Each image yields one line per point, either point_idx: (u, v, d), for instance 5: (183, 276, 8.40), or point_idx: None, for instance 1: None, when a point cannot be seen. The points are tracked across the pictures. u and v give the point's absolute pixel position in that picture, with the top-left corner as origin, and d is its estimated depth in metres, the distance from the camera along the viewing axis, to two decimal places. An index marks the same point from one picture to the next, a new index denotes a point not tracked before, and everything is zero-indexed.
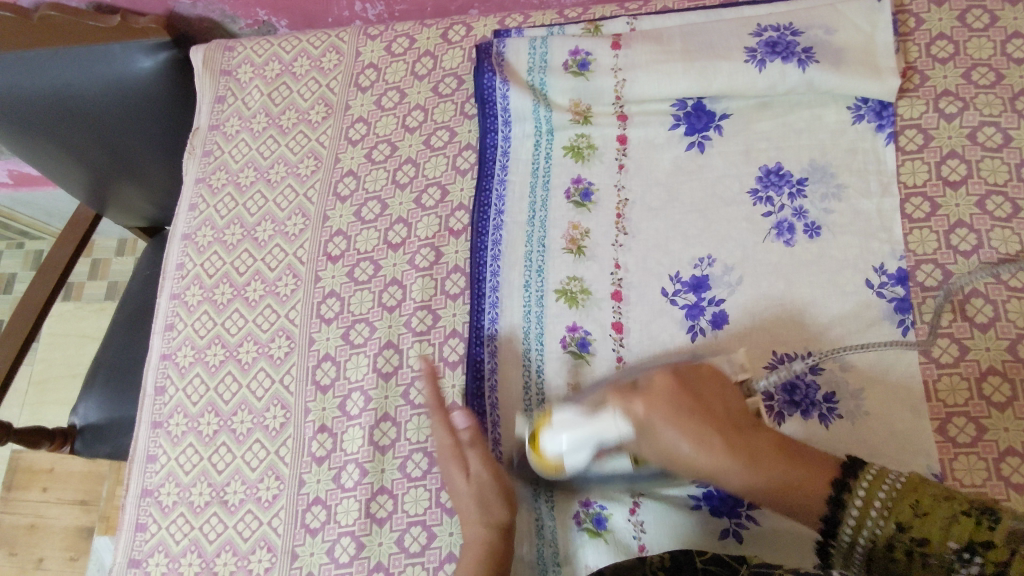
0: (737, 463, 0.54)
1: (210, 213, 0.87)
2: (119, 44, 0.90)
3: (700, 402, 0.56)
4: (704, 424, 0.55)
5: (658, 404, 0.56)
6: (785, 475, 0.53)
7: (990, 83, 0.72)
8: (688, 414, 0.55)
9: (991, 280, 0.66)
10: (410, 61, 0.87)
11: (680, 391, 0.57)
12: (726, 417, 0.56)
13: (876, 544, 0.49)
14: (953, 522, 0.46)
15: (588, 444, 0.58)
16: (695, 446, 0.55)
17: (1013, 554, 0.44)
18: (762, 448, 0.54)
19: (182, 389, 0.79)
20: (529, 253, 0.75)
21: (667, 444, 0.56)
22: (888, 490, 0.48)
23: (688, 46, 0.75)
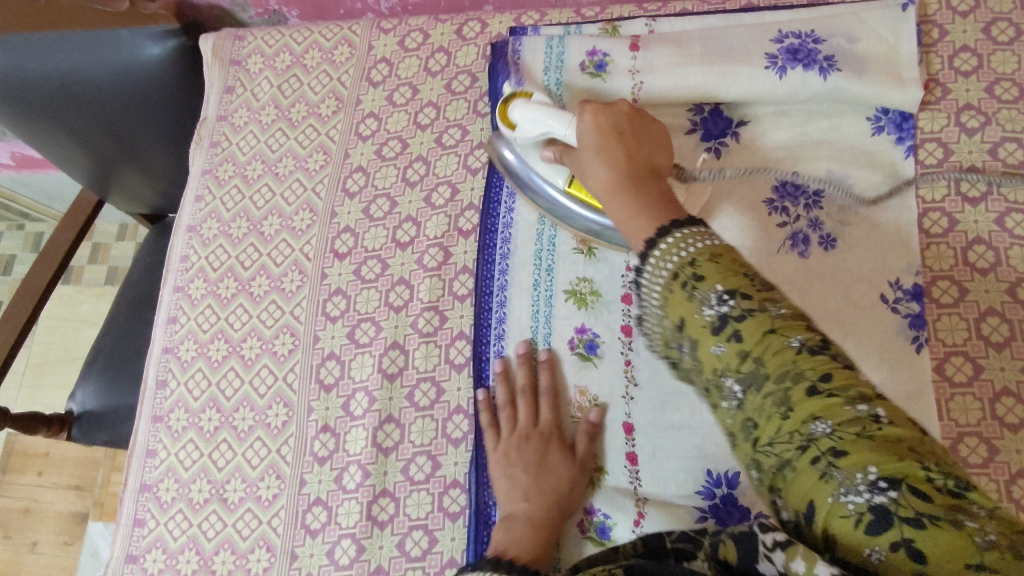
0: (609, 174, 0.54)
1: (217, 205, 0.86)
2: (126, 30, 0.88)
3: (630, 136, 0.57)
4: (619, 151, 0.56)
5: (603, 119, 0.58)
6: (639, 197, 0.51)
7: (1014, 98, 0.71)
8: (608, 132, 0.57)
9: (1008, 299, 0.65)
10: (423, 57, 0.86)
11: (620, 117, 0.58)
12: (645, 155, 0.56)
13: (661, 275, 0.45)
14: (735, 275, 0.42)
15: (538, 126, 0.67)
16: (604, 163, 0.55)
17: (763, 313, 0.41)
18: (641, 179, 0.53)
19: (184, 383, 0.78)
20: (540, 254, 0.73)
21: (585, 163, 0.58)
22: (694, 241, 0.45)
23: (707, 50, 0.74)
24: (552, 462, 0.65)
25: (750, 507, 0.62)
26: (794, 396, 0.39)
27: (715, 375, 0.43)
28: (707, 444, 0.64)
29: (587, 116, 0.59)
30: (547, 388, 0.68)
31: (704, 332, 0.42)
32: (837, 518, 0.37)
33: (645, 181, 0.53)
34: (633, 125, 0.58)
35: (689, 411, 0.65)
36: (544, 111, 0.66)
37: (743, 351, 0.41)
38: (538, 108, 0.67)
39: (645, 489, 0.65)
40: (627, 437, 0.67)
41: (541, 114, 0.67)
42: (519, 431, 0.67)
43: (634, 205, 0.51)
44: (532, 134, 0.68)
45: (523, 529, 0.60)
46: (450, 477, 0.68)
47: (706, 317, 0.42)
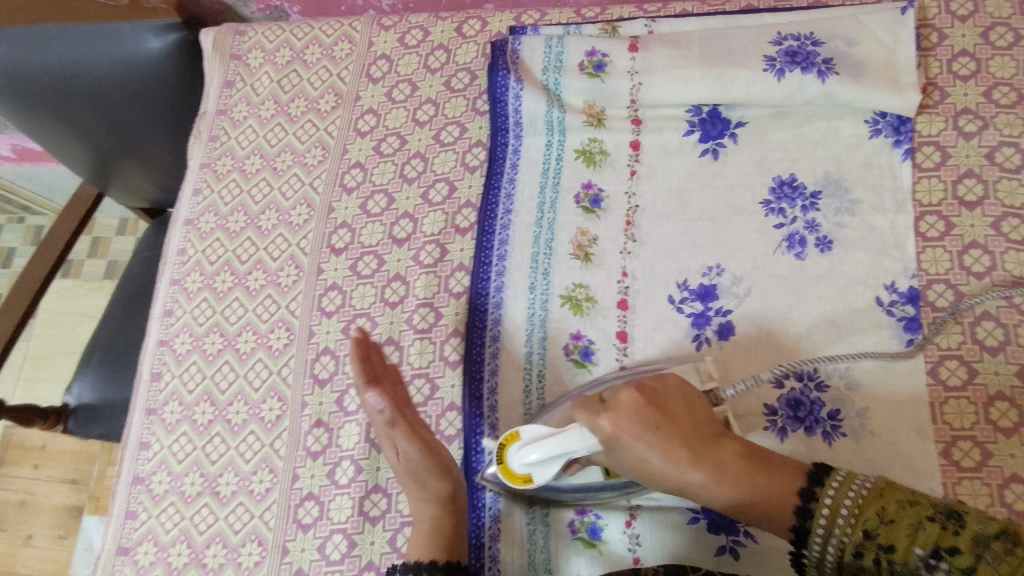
0: (688, 477, 0.53)
1: (214, 199, 0.86)
2: (128, 24, 0.88)
3: (662, 414, 0.54)
4: (673, 441, 0.53)
5: (625, 419, 0.53)
6: (743, 490, 0.52)
7: (1011, 103, 0.71)
8: (648, 429, 0.53)
9: (1003, 303, 0.65)
10: (423, 54, 0.86)
11: (638, 411, 0.53)
12: (693, 427, 0.54)
13: (847, 549, 0.47)
14: (920, 530, 0.45)
15: (555, 461, 0.58)
16: (666, 463, 0.53)
17: (979, 560, 0.43)
18: (720, 458, 0.53)
19: (179, 376, 0.79)
20: (536, 255, 0.74)
21: (639, 457, 0.53)
22: (853, 501, 0.48)
23: (706, 52, 0.74)
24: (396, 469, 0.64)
25: None
26: None
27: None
28: None
29: (604, 419, 0.53)
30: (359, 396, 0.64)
31: None
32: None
33: (716, 451, 0.53)
34: (649, 401, 0.55)
35: None
36: (549, 439, 0.56)
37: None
38: (541, 442, 0.57)
39: (638, 495, 0.65)
40: None
41: (545, 437, 0.57)
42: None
43: (733, 490, 0.52)
44: (551, 471, 0.59)
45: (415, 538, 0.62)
46: None
47: None
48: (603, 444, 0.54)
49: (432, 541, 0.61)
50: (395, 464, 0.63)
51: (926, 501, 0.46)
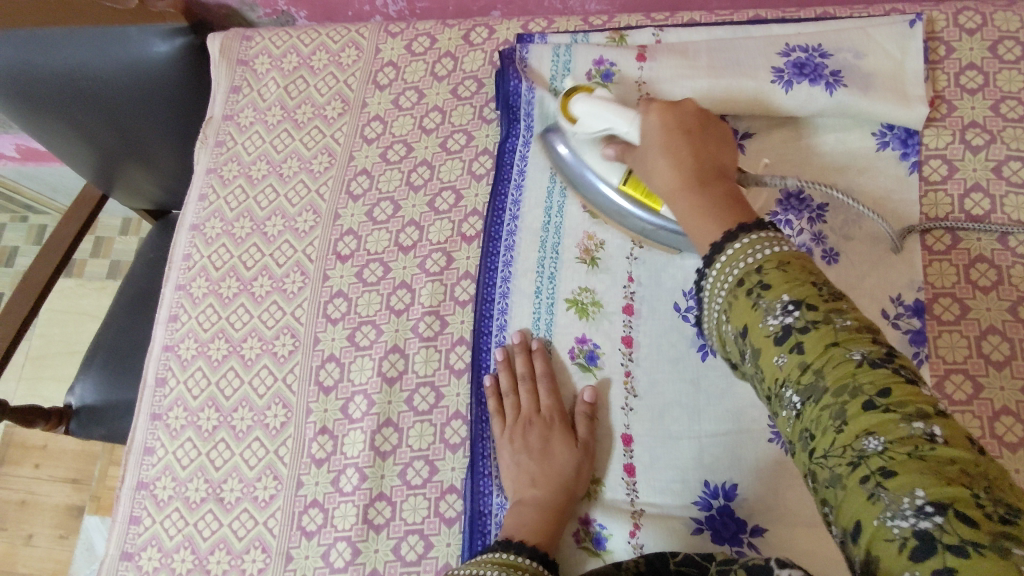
0: (673, 179, 0.57)
1: (221, 205, 0.86)
2: (135, 28, 0.88)
3: (697, 131, 0.59)
4: (684, 149, 0.57)
5: (672, 116, 0.60)
6: (700, 200, 0.54)
7: (1019, 117, 0.71)
8: (677, 129, 0.59)
9: (1009, 317, 0.65)
10: (430, 61, 0.86)
11: (686, 119, 0.59)
12: (714, 157, 0.58)
13: (733, 279, 0.47)
14: (804, 287, 0.43)
15: (602, 121, 0.65)
16: (668, 158, 0.57)
17: (828, 327, 0.41)
18: (710, 184, 0.55)
19: (184, 381, 0.79)
20: (543, 261, 0.74)
21: (649, 161, 0.60)
22: (767, 248, 0.46)
23: (714, 62, 0.74)
24: (555, 446, 0.66)
25: (746, 519, 0.62)
26: (848, 410, 0.38)
27: (776, 387, 0.43)
28: (704, 455, 0.65)
29: (654, 116, 0.60)
30: (542, 373, 0.69)
31: (765, 339, 0.43)
32: (876, 538, 0.35)
33: (712, 184, 0.55)
34: (700, 130, 0.59)
35: (688, 421, 0.66)
36: (609, 108, 0.64)
37: (801, 360, 0.41)
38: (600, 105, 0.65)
39: (642, 501, 0.65)
40: (625, 448, 0.67)
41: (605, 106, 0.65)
42: (514, 419, 0.68)
43: (699, 197, 0.54)
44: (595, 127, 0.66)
45: (532, 515, 0.62)
46: (447, 483, 0.68)
47: (770, 325, 0.43)
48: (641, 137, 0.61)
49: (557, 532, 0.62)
50: (558, 450, 0.66)
51: (825, 280, 0.44)
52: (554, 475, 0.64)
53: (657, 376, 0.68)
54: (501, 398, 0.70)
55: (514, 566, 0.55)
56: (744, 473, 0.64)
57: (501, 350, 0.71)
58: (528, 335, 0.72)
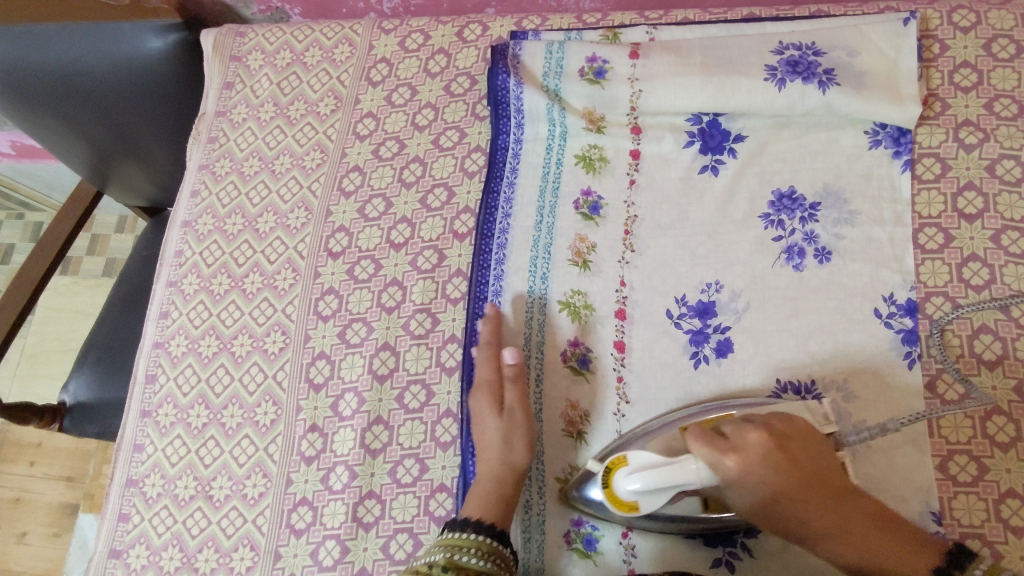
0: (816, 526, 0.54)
1: (212, 201, 0.86)
2: (129, 23, 0.88)
3: (789, 451, 0.55)
4: (797, 490, 0.54)
5: (756, 466, 0.54)
6: (863, 540, 0.53)
7: (1012, 115, 0.71)
8: (775, 471, 0.54)
9: (1001, 317, 0.65)
10: (423, 58, 0.86)
11: (770, 453, 0.55)
12: (824, 487, 0.55)
13: None
14: None
15: (662, 489, 0.57)
16: (791, 508, 0.54)
17: None
18: (850, 517, 0.54)
19: (174, 378, 0.78)
20: (535, 260, 0.73)
21: (756, 501, 0.55)
22: None
23: (707, 59, 0.73)
24: (485, 418, 0.65)
25: (741, 520, 0.62)
26: None
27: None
28: None
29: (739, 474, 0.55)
30: (485, 343, 0.69)
31: None
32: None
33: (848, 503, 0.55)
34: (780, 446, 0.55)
35: None
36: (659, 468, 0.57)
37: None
38: (649, 472, 0.57)
39: None
40: None
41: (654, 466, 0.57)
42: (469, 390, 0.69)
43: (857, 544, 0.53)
44: (662, 502, 0.58)
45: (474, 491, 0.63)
46: (437, 481, 0.68)
47: None
48: (726, 483, 0.55)
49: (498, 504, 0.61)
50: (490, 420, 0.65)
51: None
52: (488, 446, 0.64)
53: (649, 378, 0.68)
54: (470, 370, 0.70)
55: (460, 545, 0.58)
56: None
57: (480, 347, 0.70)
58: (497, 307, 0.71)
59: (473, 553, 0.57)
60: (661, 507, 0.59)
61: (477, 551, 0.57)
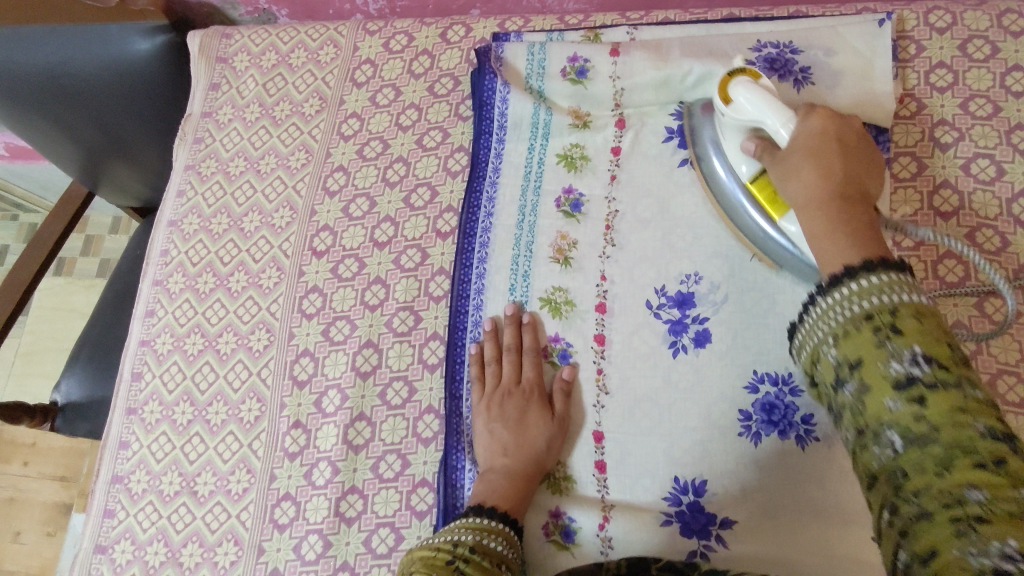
0: (818, 193, 0.55)
1: (198, 201, 0.87)
2: (116, 26, 0.89)
3: (849, 154, 0.58)
4: (837, 167, 0.57)
5: (828, 134, 0.59)
6: (836, 218, 0.53)
7: (987, 115, 0.71)
8: (830, 147, 0.58)
9: (975, 313, 0.65)
10: (407, 59, 0.86)
11: (845, 141, 0.59)
12: (861, 197, 0.55)
13: (850, 313, 0.46)
14: (937, 346, 0.42)
15: (755, 108, 0.63)
16: (816, 172, 0.56)
17: (955, 393, 0.40)
18: (852, 207, 0.54)
19: (159, 375, 0.79)
20: (517, 257, 0.74)
21: (794, 166, 0.59)
22: (897, 289, 0.45)
23: (687, 58, 0.74)
24: (530, 421, 0.67)
25: (716, 512, 0.63)
26: (954, 464, 0.38)
27: (874, 420, 0.42)
28: (674, 450, 0.65)
29: (810, 125, 0.60)
30: (529, 349, 0.70)
31: (878, 381, 0.43)
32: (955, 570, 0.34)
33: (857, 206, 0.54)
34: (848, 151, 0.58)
35: (657, 417, 0.66)
36: (763, 99, 0.63)
37: (920, 413, 0.40)
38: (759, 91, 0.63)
39: (613, 496, 0.66)
40: (596, 445, 0.67)
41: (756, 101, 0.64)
42: (502, 386, 0.69)
43: (835, 222, 0.53)
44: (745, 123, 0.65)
45: (502, 485, 0.64)
46: (419, 476, 0.69)
47: (890, 370, 0.42)
48: (795, 134, 0.60)
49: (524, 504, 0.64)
50: (537, 423, 0.67)
51: (955, 339, 0.43)
52: (530, 447, 0.66)
53: (630, 372, 0.68)
54: (483, 365, 0.71)
55: (488, 531, 0.60)
56: (713, 470, 0.64)
57: (475, 345, 0.72)
58: (518, 308, 0.72)
59: (499, 540, 0.59)
60: (738, 131, 0.66)
61: (500, 537, 0.60)
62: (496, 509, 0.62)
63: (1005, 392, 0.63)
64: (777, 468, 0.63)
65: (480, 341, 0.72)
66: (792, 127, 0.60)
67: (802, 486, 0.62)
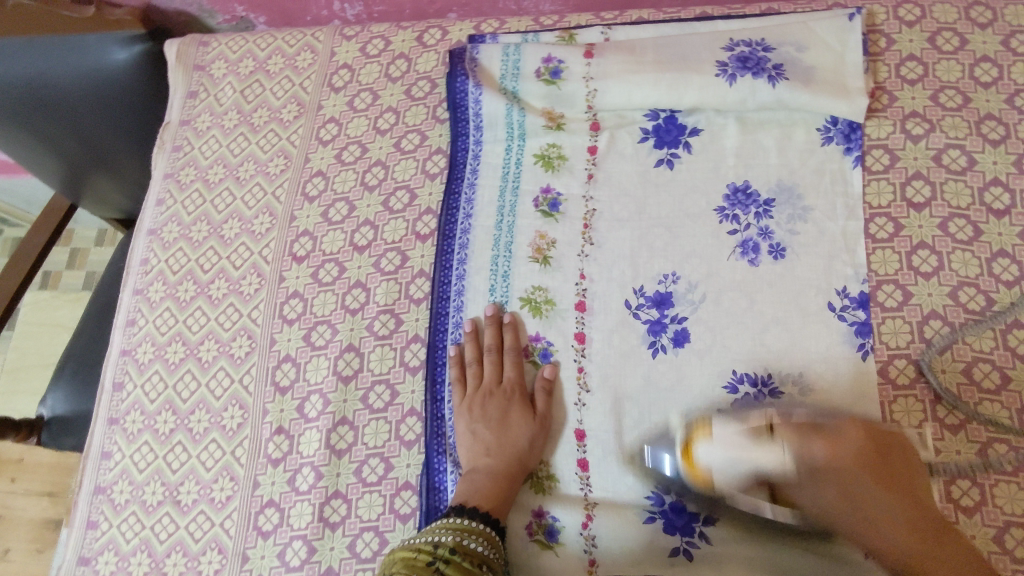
0: (892, 539, 0.53)
1: (178, 209, 0.87)
2: (94, 36, 0.89)
3: (876, 456, 0.55)
4: (882, 500, 0.54)
5: (847, 452, 0.55)
6: (940, 551, 0.52)
7: (957, 106, 0.72)
8: (859, 470, 0.54)
9: (950, 302, 0.65)
10: (384, 63, 0.87)
11: (858, 442, 0.56)
12: (922, 517, 0.54)
13: None
14: None
15: (740, 467, 0.58)
16: (879, 509, 0.54)
17: None
18: (934, 531, 0.53)
19: (141, 385, 0.79)
20: (496, 258, 0.74)
21: (834, 507, 0.55)
22: None
23: (660, 57, 0.75)
24: (512, 420, 0.67)
25: (699, 510, 0.63)
26: None
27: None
28: (657, 448, 0.66)
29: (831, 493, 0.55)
30: (510, 349, 0.70)
31: None
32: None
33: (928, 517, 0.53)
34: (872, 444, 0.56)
35: (639, 415, 0.67)
36: (744, 450, 0.58)
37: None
38: (736, 449, 0.58)
39: (596, 494, 0.66)
40: (579, 443, 0.68)
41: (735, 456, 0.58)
42: (483, 387, 0.69)
43: (943, 547, 0.52)
44: (739, 480, 0.59)
45: (484, 485, 0.64)
46: (402, 479, 0.69)
47: None
48: (805, 471, 0.56)
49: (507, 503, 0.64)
50: (519, 423, 0.67)
51: None
52: (512, 446, 0.66)
53: (610, 371, 0.69)
54: (463, 367, 0.71)
55: (467, 531, 0.60)
56: None
57: (455, 346, 0.72)
58: (497, 308, 0.72)
59: (479, 540, 0.60)
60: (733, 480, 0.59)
61: (482, 538, 0.60)
62: (479, 508, 0.62)
63: (981, 380, 0.63)
64: None
65: (461, 342, 0.72)
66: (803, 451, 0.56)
67: None
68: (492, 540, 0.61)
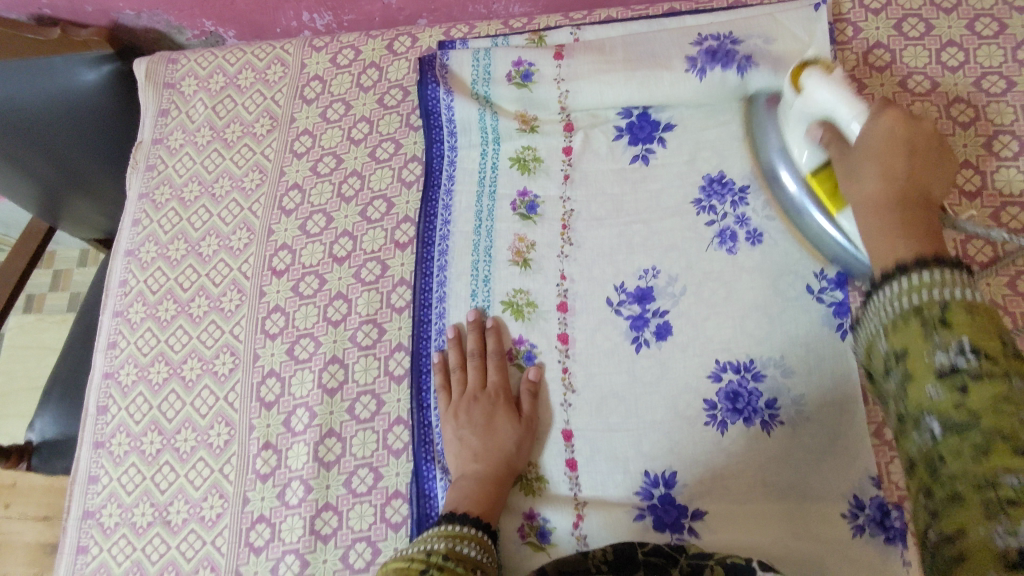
0: (879, 192, 0.51)
1: (154, 228, 0.86)
2: (61, 57, 0.89)
3: (925, 152, 0.53)
4: (898, 169, 0.52)
5: (904, 130, 0.53)
6: (898, 216, 0.50)
7: (926, 91, 0.73)
8: (904, 142, 0.53)
9: None
10: (356, 73, 0.87)
11: (921, 136, 0.53)
12: (917, 191, 0.51)
13: (904, 307, 0.42)
14: (987, 334, 0.39)
15: (831, 104, 0.57)
16: (881, 171, 0.52)
17: (1008, 385, 0.37)
18: (914, 211, 0.50)
19: (125, 408, 0.78)
20: (476, 263, 0.74)
21: (857, 157, 0.54)
22: (955, 285, 0.41)
23: (630, 55, 0.75)
24: (498, 423, 0.67)
25: (687, 504, 0.64)
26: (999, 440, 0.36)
27: (913, 410, 0.40)
28: (644, 443, 0.66)
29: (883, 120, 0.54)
30: (493, 352, 0.70)
31: (921, 368, 0.40)
32: (980, 553, 0.35)
33: (914, 210, 0.50)
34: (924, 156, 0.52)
35: (626, 413, 0.67)
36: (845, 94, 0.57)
37: (961, 401, 0.38)
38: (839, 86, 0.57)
39: (585, 493, 0.67)
40: (566, 443, 0.68)
41: (831, 93, 0.57)
42: (467, 392, 0.69)
43: (902, 211, 0.50)
44: (820, 103, 0.59)
45: (472, 490, 0.64)
46: (392, 488, 0.69)
47: (936, 361, 0.39)
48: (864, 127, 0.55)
49: (495, 507, 0.64)
50: (506, 425, 0.67)
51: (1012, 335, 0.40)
52: (500, 449, 0.66)
53: (595, 369, 0.69)
54: (447, 373, 0.71)
55: (459, 537, 0.60)
56: (681, 460, 0.65)
57: (439, 353, 0.72)
58: (479, 313, 0.73)
59: (472, 545, 0.60)
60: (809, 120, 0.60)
61: (474, 543, 0.60)
62: (468, 514, 0.62)
63: None
64: (746, 457, 0.64)
65: (444, 347, 0.73)
66: (866, 121, 0.54)
67: (776, 478, 0.63)
68: (483, 543, 0.61)
